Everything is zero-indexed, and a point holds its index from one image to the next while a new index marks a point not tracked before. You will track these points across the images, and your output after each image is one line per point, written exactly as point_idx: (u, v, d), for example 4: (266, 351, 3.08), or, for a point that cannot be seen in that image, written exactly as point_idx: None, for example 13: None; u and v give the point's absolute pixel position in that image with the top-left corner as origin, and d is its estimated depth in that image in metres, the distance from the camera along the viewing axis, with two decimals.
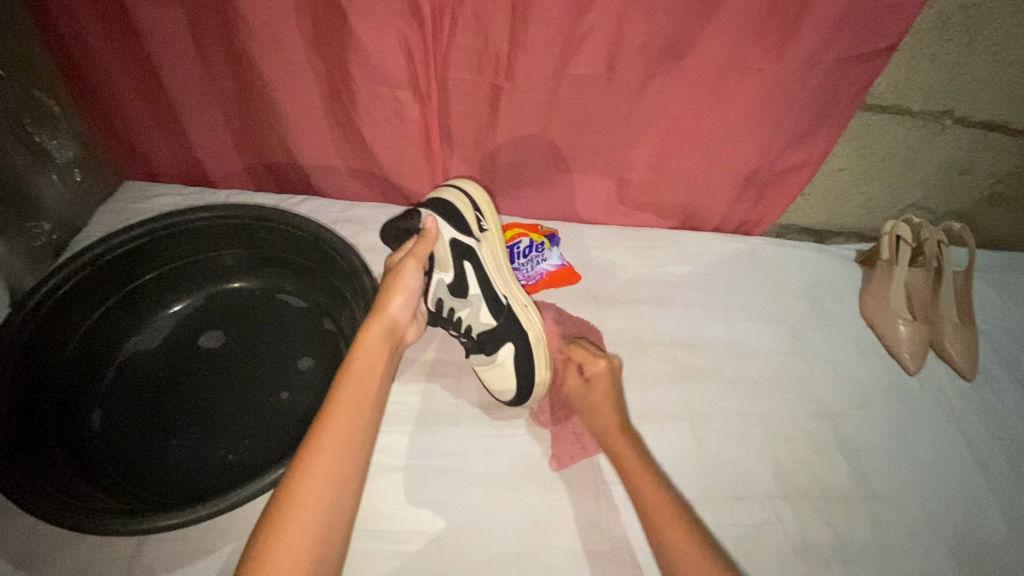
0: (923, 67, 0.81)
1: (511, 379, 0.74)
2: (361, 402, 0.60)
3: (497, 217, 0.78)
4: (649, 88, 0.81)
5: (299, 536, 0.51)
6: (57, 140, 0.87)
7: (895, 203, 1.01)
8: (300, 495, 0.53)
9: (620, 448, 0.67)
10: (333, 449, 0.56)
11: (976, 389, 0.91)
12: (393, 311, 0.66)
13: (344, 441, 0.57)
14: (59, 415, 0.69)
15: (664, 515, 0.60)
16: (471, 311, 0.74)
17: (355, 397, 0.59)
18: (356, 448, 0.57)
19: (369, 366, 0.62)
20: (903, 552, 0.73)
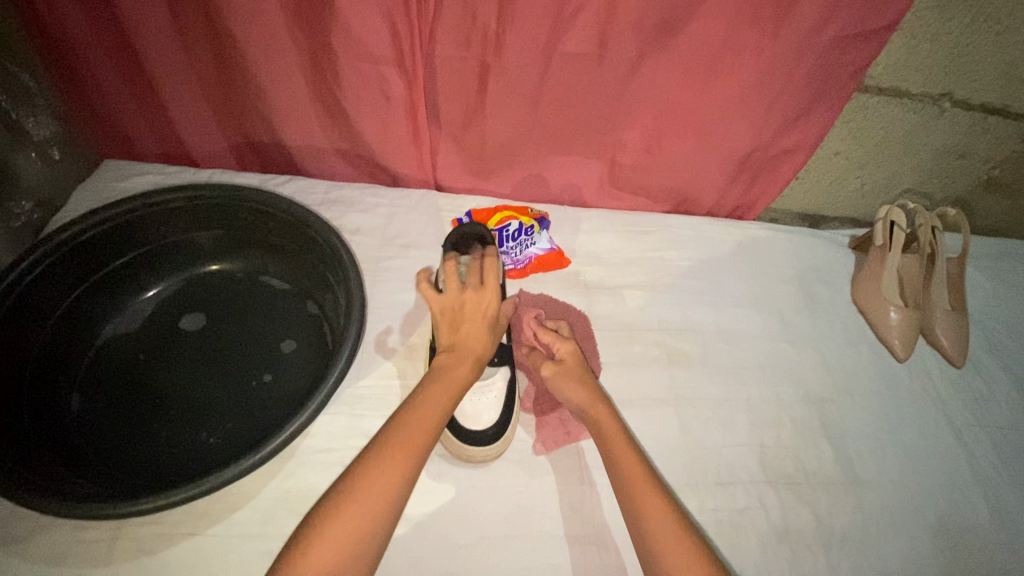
0: (923, 48, 0.79)
1: (497, 405, 0.71)
2: (418, 439, 0.58)
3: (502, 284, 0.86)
4: (641, 68, 0.79)
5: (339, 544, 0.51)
6: (35, 117, 0.85)
7: (890, 188, 1.00)
8: (340, 518, 0.52)
9: (602, 418, 0.67)
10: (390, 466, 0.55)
11: (964, 376, 0.91)
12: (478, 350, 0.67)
13: (385, 492, 0.54)
14: (36, 398, 0.68)
15: (653, 509, 0.59)
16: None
17: (405, 442, 0.57)
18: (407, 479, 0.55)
19: (438, 397, 0.62)
20: (885, 538, 0.73)
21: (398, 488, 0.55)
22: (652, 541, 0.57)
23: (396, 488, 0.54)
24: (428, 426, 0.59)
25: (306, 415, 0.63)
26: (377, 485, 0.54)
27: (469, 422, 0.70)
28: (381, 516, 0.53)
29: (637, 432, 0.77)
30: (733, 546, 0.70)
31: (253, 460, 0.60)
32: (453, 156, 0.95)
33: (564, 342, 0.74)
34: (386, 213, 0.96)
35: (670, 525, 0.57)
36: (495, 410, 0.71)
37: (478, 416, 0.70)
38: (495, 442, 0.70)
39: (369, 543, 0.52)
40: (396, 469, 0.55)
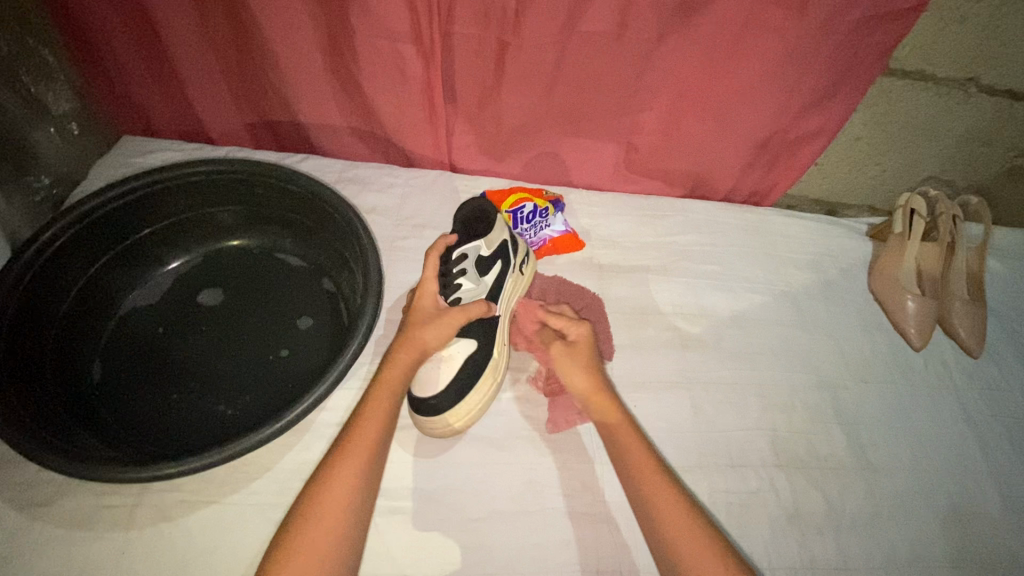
0: (951, 30, 0.77)
1: (449, 375, 0.68)
2: (376, 433, 0.61)
3: (533, 273, 0.82)
4: (661, 48, 0.78)
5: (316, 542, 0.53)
6: (54, 92, 0.85)
7: (911, 175, 0.98)
8: (314, 518, 0.54)
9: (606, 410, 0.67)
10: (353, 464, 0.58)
11: (981, 366, 0.90)
12: (429, 347, 0.67)
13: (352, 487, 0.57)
14: (58, 366, 0.70)
15: (668, 501, 0.59)
16: (474, 291, 0.72)
17: (363, 439, 0.60)
18: (371, 472, 0.59)
19: (390, 391, 0.64)
20: (896, 524, 0.73)
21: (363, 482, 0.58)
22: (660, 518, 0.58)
23: (361, 491, 0.57)
24: (384, 426, 0.62)
25: (325, 386, 0.63)
26: (339, 494, 0.56)
27: (419, 388, 0.69)
28: (351, 515, 0.56)
29: (649, 414, 0.77)
30: (742, 527, 0.70)
31: (270, 431, 0.60)
32: (468, 137, 0.94)
33: (580, 325, 0.71)
34: (401, 193, 0.96)
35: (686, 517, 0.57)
36: (445, 380, 0.68)
37: (427, 383, 0.68)
38: (442, 414, 0.67)
39: (346, 539, 0.55)
40: (357, 471, 0.58)
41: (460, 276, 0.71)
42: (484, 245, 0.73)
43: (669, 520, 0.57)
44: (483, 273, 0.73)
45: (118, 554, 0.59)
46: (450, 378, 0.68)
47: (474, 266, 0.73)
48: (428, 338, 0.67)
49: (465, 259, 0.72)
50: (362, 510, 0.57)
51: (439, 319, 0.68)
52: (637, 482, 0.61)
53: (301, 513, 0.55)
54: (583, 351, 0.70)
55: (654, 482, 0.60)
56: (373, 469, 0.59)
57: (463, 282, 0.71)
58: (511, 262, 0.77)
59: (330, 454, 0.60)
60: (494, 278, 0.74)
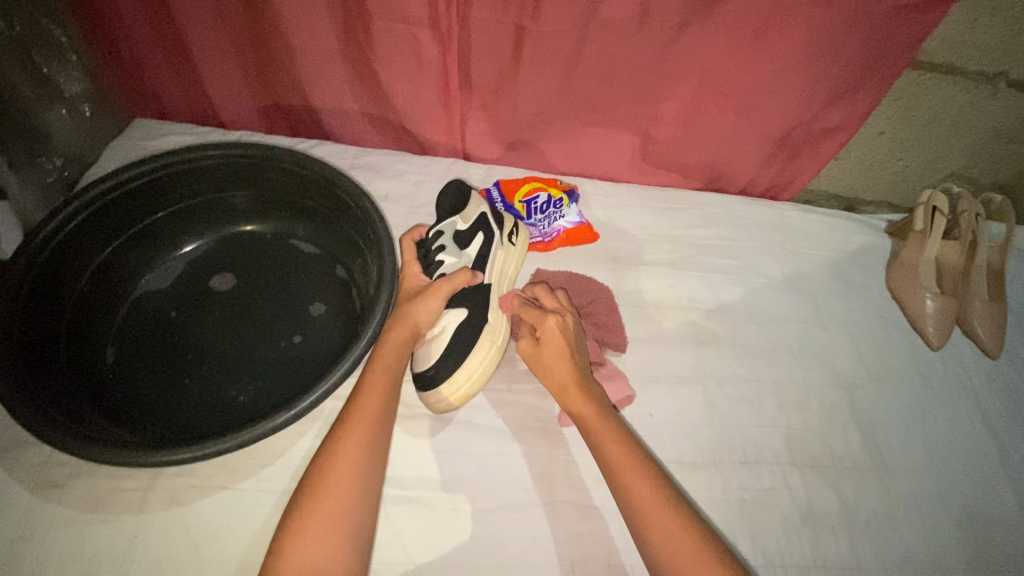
0: (982, 23, 0.75)
1: (440, 347, 0.70)
2: (379, 404, 0.61)
3: (527, 246, 0.81)
4: (683, 36, 0.76)
5: (327, 515, 0.53)
6: (66, 73, 0.85)
7: (934, 172, 0.96)
8: (323, 491, 0.54)
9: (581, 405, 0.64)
10: (359, 437, 0.58)
11: (999, 367, 0.88)
12: (420, 323, 0.68)
13: (359, 459, 0.57)
14: (72, 348, 0.70)
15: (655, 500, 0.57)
16: (457, 264, 0.73)
17: (367, 412, 0.60)
18: (376, 443, 0.59)
19: (392, 364, 0.64)
20: (910, 524, 0.73)
21: (369, 452, 0.58)
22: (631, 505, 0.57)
23: (368, 462, 0.57)
24: (387, 398, 0.62)
25: (339, 373, 0.63)
26: (347, 467, 0.56)
27: (419, 363, 0.71)
28: (362, 485, 0.56)
29: (661, 408, 0.76)
30: (756, 526, 0.69)
31: (284, 418, 0.60)
32: (483, 125, 0.93)
33: (548, 317, 0.67)
34: (414, 180, 0.95)
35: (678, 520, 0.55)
36: (437, 353, 0.70)
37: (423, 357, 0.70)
38: (439, 385, 0.68)
39: (357, 509, 0.55)
40: (364, 444, 0.58)
41: (440, 252, 0.73)
42: (461, 221, 0.75)
43: (646, 509, 0.56)
44: (466, 246, 0.74)
45: (131, 537, 0.59)
46: (441, 350, 0.70)
47: (453, 241, 0.74)
48: (418, 314, 0.67)
49: (442, 235, 0.74)
50: (373, 480, 0.58)
51: (424, 294, 0.68)
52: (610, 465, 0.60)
53: (313, 485, 0.55)
54: (553, 344, 0.66)
55: (622, 460, 0.59)
56: (378, 440, 0.59)
57: (445, 257, 0.73)
58: (496, 232, 0.77)
59: (335, 427, 0.59)
60: (480, 248, 0.75)
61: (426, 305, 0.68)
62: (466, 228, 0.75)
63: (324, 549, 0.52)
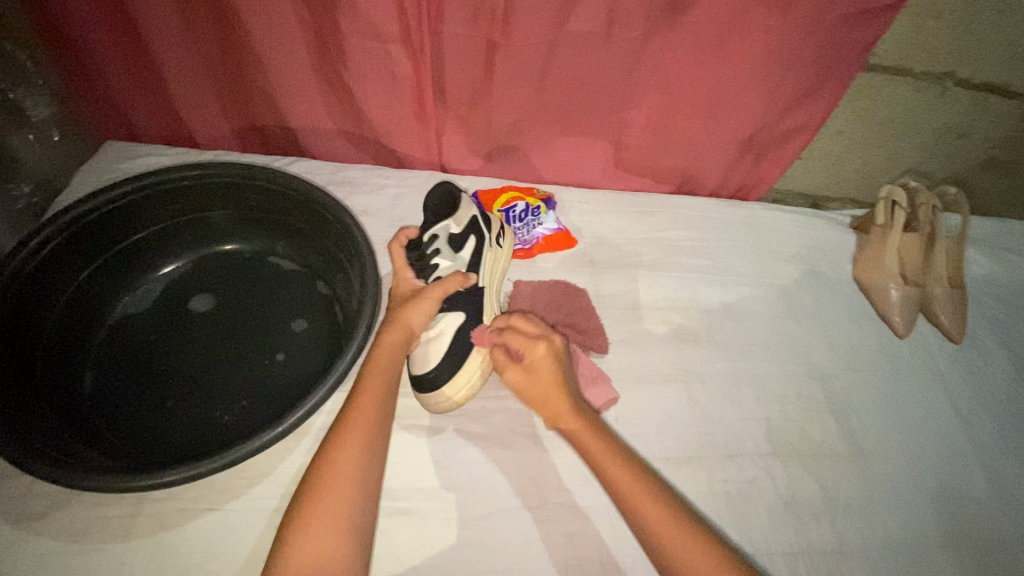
0: (928, 26, 0.79)
1: (440, 351, 0.71)
2: (376, 404, 0.62)
3: (511, 244, 0.84)
4: (648, 46, 0.79)
5: (328, 514, 0.53)
6: (33, 97, 0.83)
7: (892, 168, 1.01)
8: (324, 490, 0.55)
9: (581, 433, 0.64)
10: (357, 436, 0.59)
11: (962, 351, 0.92)
12: (414, 326, 0.68)
13: (358, 458, 0.57)
14: (49, 376, 0.68)
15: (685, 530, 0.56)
16: (451, 267, 0.74)
17: (364, 412, 0.61)
18: (375, 442, 0.60)
19: (387, 367, 0.65)
20: (888, 506, 0.75)
21: (368, 452, 0.59)
22: (620, 501, 0.60)
23: (367, 461, 0.58)
24: (380, 408, 0.62)
25: (327, 385, 0.63)
26: (345, 467, 0.56)
27: (419, 366, 0.72)
28: (362, 483, 0.57)
29: (645, 406, 0.78)
30: (742, 517, 0.71)
31: (272, 434, 0.59)
32: (459, 138, 0.94)
33: (536, 346, 0.66)
34: (392, 194, 0.95)
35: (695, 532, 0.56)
36: (437, 356, 0.71)
37: (422, 360, 0.72)
38: (440, 387, 0.70)
39: (357, 509, 0.55)
40: (363, 443, 0.59)
41: (435, 256, 0.74)
42: (452, 223, 0.74)
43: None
44: (460, 250, 0.75)
45: (117, 565, 0.58)
46: (440, 353, 0.71)
47: (448, 245, 0.74)
48: (411, 317, 0.68)
49: (436, 239, 0.74)
50: (371, 479, 0.58)
51: (418, 297, 0.68)
52: (658, 539, 0.56)
53: (313, 485, 0.55)
54: (542, 372, 0.65)
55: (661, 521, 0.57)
56: (376, 440, 0.60)
57: (440, 260, 0.74)
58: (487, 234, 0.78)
59: (334, 427, 0.60)
60: (474, 250, 0.75)
61: (418, 310, 0.68)
62: (459, 232, 0.75)
63: (327, 547, 0.52)
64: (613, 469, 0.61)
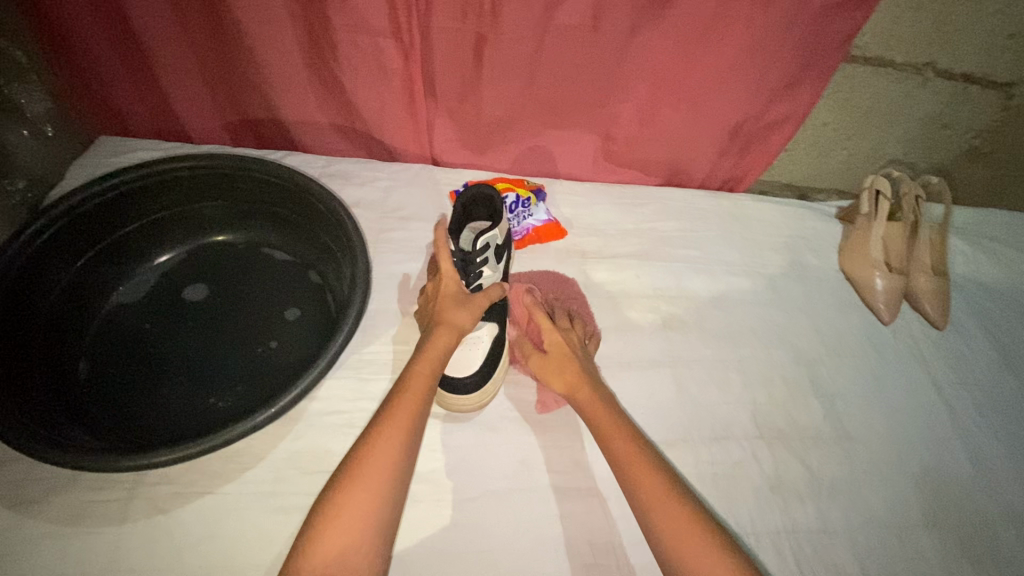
0: (908, 17, 0.81)
1: (477, 357, 0.72)
2: (415, 407, 0.60)
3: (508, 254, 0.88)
4: (635, 38, 0.81)
5: (354, 516, 0.52)
6: (27, 93, 0.84)
7: (876, 159, 1.02)
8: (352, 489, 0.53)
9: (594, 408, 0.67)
10: (392, 438, 0.57)
11: (946, 337, 0.94)
12: (463, 329, 0.68)
13: (390, 462, 0.56)
14: (46, 363, 0.69)
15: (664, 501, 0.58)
16: (491, 278, 0.77)
17: (401, 413, 0.59)
18: (409, 447, 0.58)
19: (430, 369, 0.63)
20: (871, 486, 0.77)
21: (401, 457, 0.57)
22: (618, 466, 0.62)
23: (399, 466, 0.56)
24: (418, 409, 0.60)
25: (319, 368, 0.64)
26: (377, 469, 0.55)
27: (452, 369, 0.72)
28: (390, 489, 0.55)
29: (633, 391, 0.79)
30: (727, 497, 0.72)
31: (265, 415, 0.61)
32: (450, 131, 0.96)
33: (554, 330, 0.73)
34: (384, 186, 0.97)
35: (678, 506, 0.57)
36: (475, 362, 0.72)
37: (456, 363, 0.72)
38: (476, 392, 0.71)
39: (383, 514, 0.54)
40: (397, 446, 0.57)
41: (483, 266, 0.74)
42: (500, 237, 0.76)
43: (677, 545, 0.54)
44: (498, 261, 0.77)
45: (114, 547, 0.59)
46: (480, 359, 0.72)
47: (494, 256, 0.76)
48: (463, 321, 0.68)
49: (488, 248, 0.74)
50: (401, 485, 0.56)
51: (469, 303, 0.69)
52: (646, 508, 0.57)
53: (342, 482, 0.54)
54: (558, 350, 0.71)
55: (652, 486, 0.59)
56: (411, 445, 0.58)
57: (486, 272, 0.75)
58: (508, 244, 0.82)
59: (372, 424, 0.59)
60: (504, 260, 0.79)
61: (470, 315, 0.69)
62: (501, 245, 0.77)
63: (345, 549, 0.51)
64: (620, 442, 0.63)
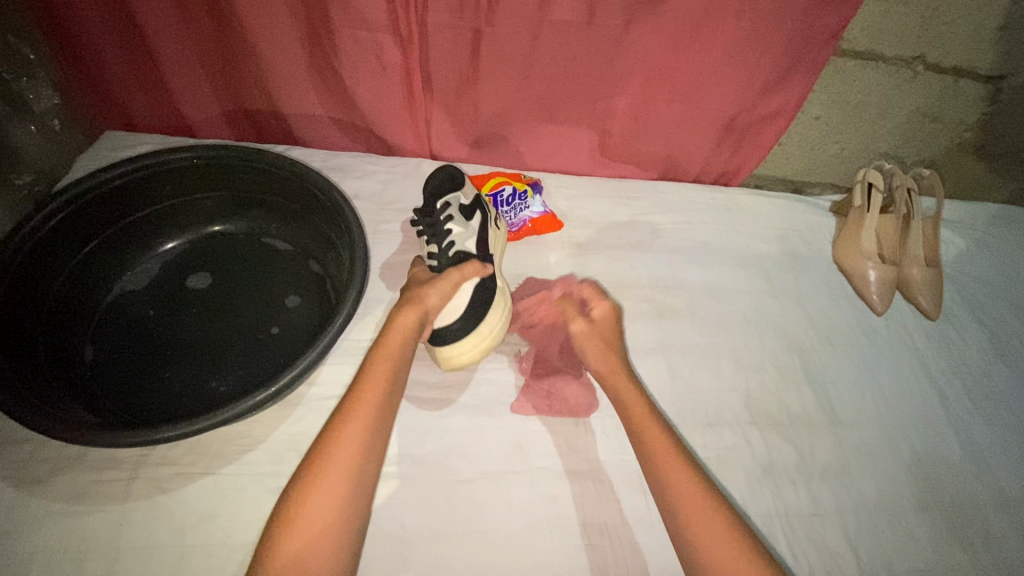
0: (896, 11, 0.83)
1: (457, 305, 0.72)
2: (380, 390, 0.61)
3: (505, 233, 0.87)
4: (629, 34, 0.82)
5: (324, 500, 0.55)
6: (34, 88, 0.86)
7: (868, 152, 1.04)
8: (321, 474, 0.56)
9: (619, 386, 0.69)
10: (358, 422, 0.59)
11: (937, 326, 0.95)
12: (430, 305, 0.68)
13: (355, 445, 0.57)
14: (52, 347, 0.71)
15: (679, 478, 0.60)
16: (464, 235, 0.77)
17: (367, 397, 0.60)
18: (377, 429, 0.59)
19: (395, 352, 0.64)
20: (863, 470, 0.78)
21: (368, 441, 0.58)
22: (639, 440, 0.64)
23: (367, 448, 0.58)
24: (381, 413, 0.60)
25: (319, 348, 0.66)
26: (345, 454, 0.57)
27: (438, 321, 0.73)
28: (359, 469, 0.57)
29: None
30: (720, 482, 0.73)
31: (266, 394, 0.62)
32: (447, 125, 0.97)
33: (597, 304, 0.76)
34: (383, 179, 0.98)
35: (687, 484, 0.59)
36: (456, 309, 0.72)
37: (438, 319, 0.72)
38: (463, 338, 0.73)
39: (355, 495, 0.56)
40: (365, 428, 0.59)
41: (448, 223, 0.76)
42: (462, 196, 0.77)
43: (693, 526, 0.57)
44: (470, 219, 0.78)
45: (116, 526, 0.61)
46: (461, 308, 0.72)
47: (460, 213, 0.77)
48: (429, 298, 0.68)
49: (449, 207, 0.76)
50: (370, 464, 0.58)
51: (436, 280, 0.70)
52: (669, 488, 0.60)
53: (312, 468, 0.56)
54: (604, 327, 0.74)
55: (683, 483, 0.60)
56: (379, 426, 0.60)
57: (453, 227, 0.76)
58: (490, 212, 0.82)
59: (339, 409, 0.60)
60: (483, 221, 0.79)
61: (439, 295, 0.69)
62: (469, 204, 0.78)
63: (319, 530, 0.53)
64: (636, 410, 0.67)
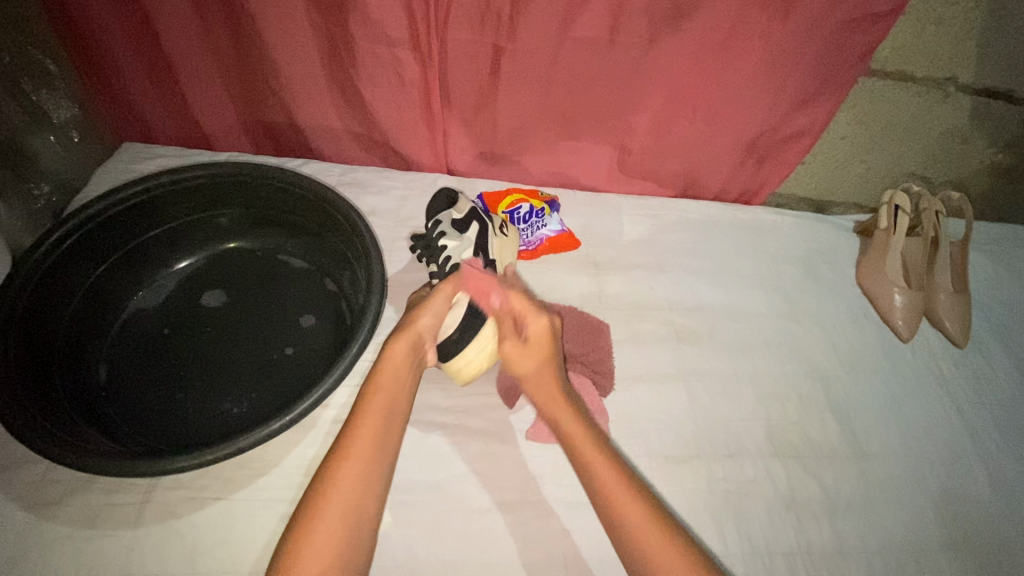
0: (928, 31, 0.81)
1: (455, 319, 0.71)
2: (384, 409, 0.62)
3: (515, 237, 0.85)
4: (652, 51, 0.81)
5: (332, 520, 0.54)
6: (55, 100, 0.86)
7: (896, 173, 1.01)
8: (328, 494, 0.55)
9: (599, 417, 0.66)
10: (364, 441, 0.59)
11: (966, 354, 0.92)
12: (422, 329, 0.68)
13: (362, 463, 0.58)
14: (65, 366, 0.70)
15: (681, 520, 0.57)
16: (457, 246, 0.76)
17: (372, 417, 0.61)
18: (383, 448, 0.60)
19: (398, 373, 0.65)
20: (887, 505, 0.75)
21: (374, 459, 0.58)
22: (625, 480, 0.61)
23: (374, 467, 0.58)
24: (381, 440, 0.60)
25: (332, 377, 0.64)
26: (351, 473, 0.57)
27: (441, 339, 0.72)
28: (366, 488, 0.57)
29: (646, 403, 0.79)
30: (740, 516, 0.71)
31: (280, 422, 0.61)
32: (465, 141, 0.96)
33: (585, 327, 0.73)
34: (400, 195, 0.97)
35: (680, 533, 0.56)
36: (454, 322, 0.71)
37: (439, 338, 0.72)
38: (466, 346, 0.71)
39: (362, 516, 0.55)
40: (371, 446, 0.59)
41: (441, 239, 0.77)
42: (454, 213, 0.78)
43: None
44: (464, 231, 0.77)
45: (127, 551, 0.60)
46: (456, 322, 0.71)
47: (452, 228, 0.77)
48: (420, 322, 0.68)
49: (441, 223, 0.78)
50: (377, 483, 0.58)
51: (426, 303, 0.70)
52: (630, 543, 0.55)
53: (319, 488, 0.56)
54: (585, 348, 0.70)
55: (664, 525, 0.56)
56: (385, 446, 0.60)
57: (446, 242, 0.76)
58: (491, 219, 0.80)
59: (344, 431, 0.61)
60: (478, 228, 0.77)
61: (432, 317, 0.69)
62: (462, 217, 0.78)
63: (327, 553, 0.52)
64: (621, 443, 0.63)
